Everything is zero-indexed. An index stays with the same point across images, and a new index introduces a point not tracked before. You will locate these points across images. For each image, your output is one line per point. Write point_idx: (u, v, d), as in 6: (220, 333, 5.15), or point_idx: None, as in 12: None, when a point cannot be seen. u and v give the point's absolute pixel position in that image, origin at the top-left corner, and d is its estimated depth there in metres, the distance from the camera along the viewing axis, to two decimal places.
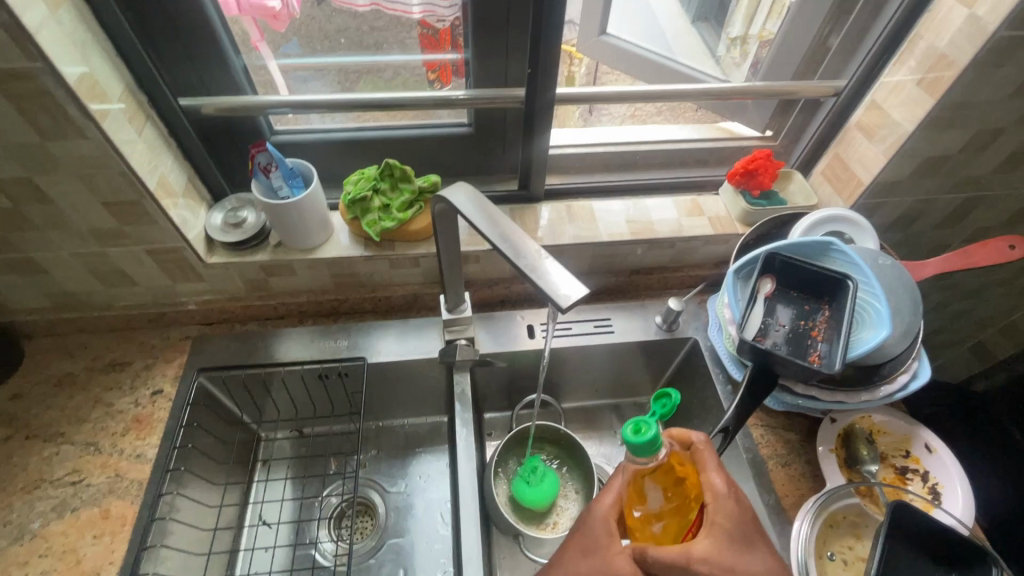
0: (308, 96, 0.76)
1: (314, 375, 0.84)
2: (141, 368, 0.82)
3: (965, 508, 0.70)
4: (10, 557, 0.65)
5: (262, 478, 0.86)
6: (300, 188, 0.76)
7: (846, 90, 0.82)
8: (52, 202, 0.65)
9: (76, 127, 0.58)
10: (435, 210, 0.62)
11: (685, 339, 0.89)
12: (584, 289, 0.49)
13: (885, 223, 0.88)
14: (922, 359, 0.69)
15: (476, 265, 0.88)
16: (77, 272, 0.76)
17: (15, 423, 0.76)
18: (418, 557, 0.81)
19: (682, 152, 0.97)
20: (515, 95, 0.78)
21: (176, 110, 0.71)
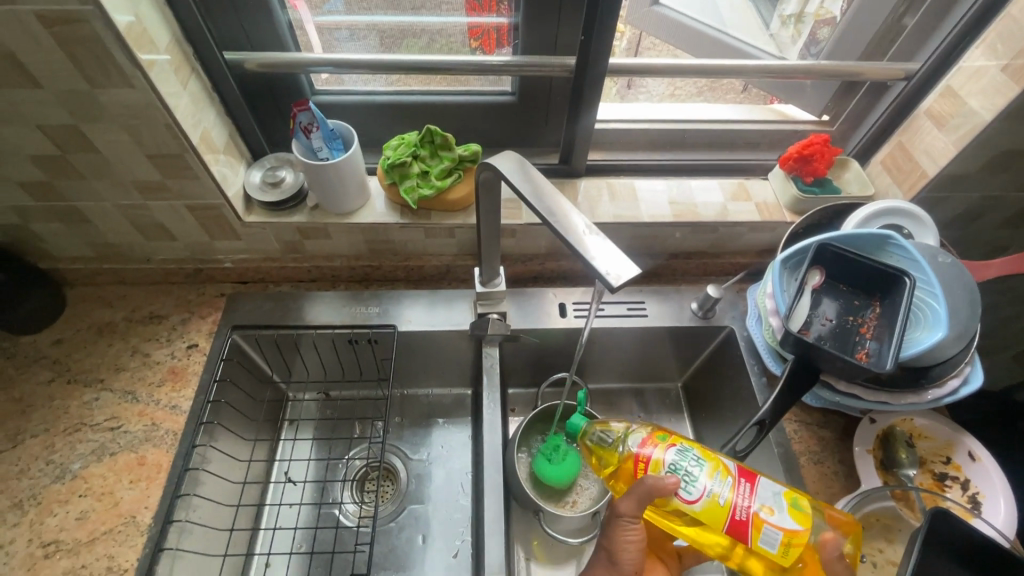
0: (350, 56, 0.74)
1: (344, 340, 0.84)
2: (177, 322, 0.83)
3: (1007, 519, 0.67)
4: (52, 494, 0.68)
5: (290, 437, 0.87)
6: (340, 150, 0.75)
7: (917, 75, 0.78)
8: (97, 152, 0.65)
9: (124, 76, 0.57)
10: (480, 179, 0.60)
11: (720, 328, 0.87)
12: (635, 270, 0.47)
13: (945, 219, 0.83)
14: (976, 364, 0.66)
15: (511, 239, 0.86)
16: (119, 223, 0.77)
17: (58, 367, 0.78)
18: (438, 523, 0.82)
19: (732, 133, 0.93)
20: (564, 64, 0.75)
21: (220, 63, 0.70)
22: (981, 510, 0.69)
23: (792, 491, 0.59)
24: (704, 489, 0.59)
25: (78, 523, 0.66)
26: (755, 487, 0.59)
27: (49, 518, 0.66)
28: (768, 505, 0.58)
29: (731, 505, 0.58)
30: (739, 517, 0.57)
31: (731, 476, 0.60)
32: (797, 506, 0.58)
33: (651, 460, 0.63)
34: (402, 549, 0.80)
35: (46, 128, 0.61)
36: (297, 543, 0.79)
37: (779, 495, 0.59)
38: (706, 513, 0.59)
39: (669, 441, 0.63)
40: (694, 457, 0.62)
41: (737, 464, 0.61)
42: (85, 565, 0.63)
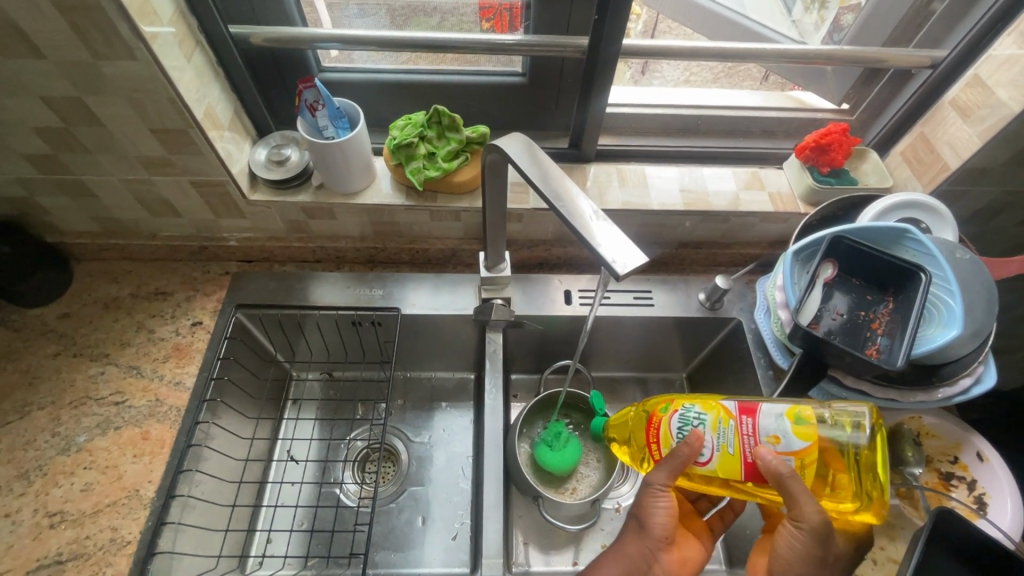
0: (359, 32, 0.73)
1: (347, 322, 0.84)
2: (181, 299, 0.83)
3: (1013, 521, 0.66)
4: (58, 466, 0.69)
5: (293, 417, 0.88)
6: (345, 129, 0.74)
7: (944, 63, 0.75)
8: (102, 125, 0.64)
9: (127, 48, 0.56)
10: (486, 161, 0.59)
11: (728, 319, 0.85)
12: (642, 257, 0.45)
13: (964, 214, 0.81)
14: (989, 363, 0.64)
15: (517, 224, 0.85)
16: (124, 198, 0.76)
17: (64, 341, 0.79)
18: (439, 506, 0.83)
19: (748, 120, 0.91)
20: (577, 44, 0.72)
21: (226, 38, 0.69)
22: (987, 511, 0.68)
23: (794, 406, 0.56)
24: (713, 446, 0.57)
25: (83, 495, 0.67)
26: (756, 419, 0.56)
27: (54, 489, 0.67)
28: (774, 434, 0.56)
29: (740, 449, 0.56)
30: (750, 458, 0.56)
31: (733, 418, 0.57)
32: (802, 421, 0.56)
33: (660, 434, 0.61)
34: (401, 529, 0.81)
35: (48, 99, 0.61)
36: (298, 521, 0.80)
37: (781, 418, 0.56)
38: (722, 467, 0.57)
39: (670, 410, 0.61)
40: (695, 413, 0.59)
41: (735, 401, 0.58)
42: (89, 536, 0.64)
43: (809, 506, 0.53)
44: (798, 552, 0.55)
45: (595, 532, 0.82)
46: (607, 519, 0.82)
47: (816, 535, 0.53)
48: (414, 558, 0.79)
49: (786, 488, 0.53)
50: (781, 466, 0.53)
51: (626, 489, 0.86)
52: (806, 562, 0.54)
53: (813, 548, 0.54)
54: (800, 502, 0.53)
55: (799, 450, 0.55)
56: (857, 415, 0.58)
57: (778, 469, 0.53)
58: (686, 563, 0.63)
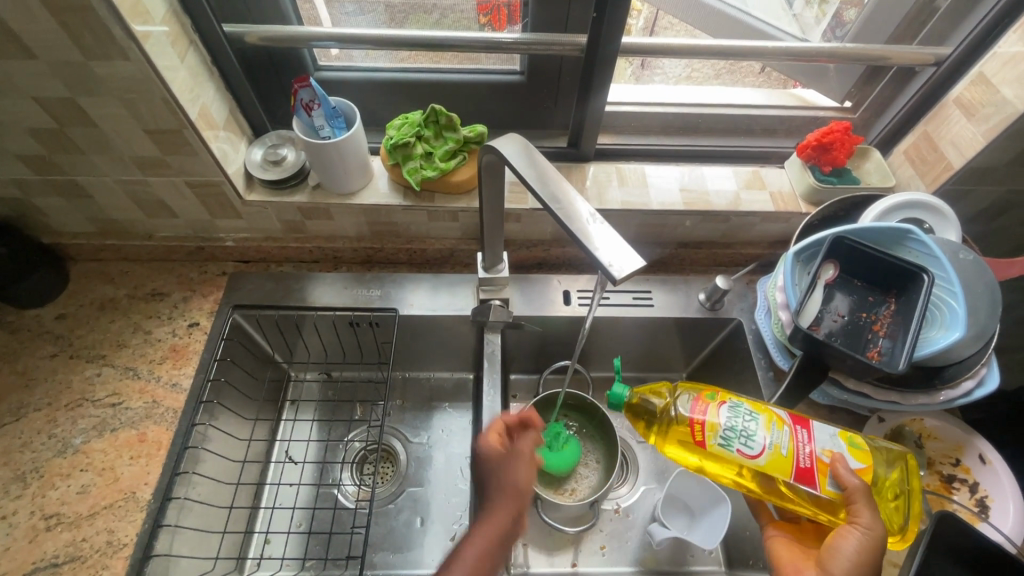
0: (355, 31, 0.72)
1: (345, 323, 0.83)
2: (178, 300, 0.83)
3: (1015, 524, 0.66)
4: (54, 467, 0.69)
5: (291, 418, 0.88)
6: (342, 129, 0.73)
7: (948, 60, 0.74)
8: (95, 125, 0.64)
9: (119, 48, 0.55)
10: (483, 162, 0.59)
11: (728, 320, 0.85)
12: (640, 261, 0.45)
13: (968, 214, 0.80)
14: (992, 364, 0.63)
15: (515, 224, 0.84)
16: (120, 199, 0.76)
17: (61, 342, 0.78)
18: (437, 507, 0.82)
19: (749, 119, 0.90)
20: (575, 42, 0.72)
21: (220, 37, 0.68)
22: (988, 514, 0.68)
23: (848, 431, 0.62)
24: (765, 442, 0.60)
25: (79, 497, 0.67)
26: (812, 433, 0.61)
27: (51, 491, 0.67)
28: (829, 448, 0.60)
29: (794, 453, 0.59)
30: (804, 464, 0.59)
31: (787, 425, 0.61)
32: (855, 446, 0.61)
33: (708, 419, 0.62)
34: (400, 531, 0.80)
35: (41, 100, 0.60)
36: (297, 522, 0.79)
37: (837, 438, 0.61)
38: (771, 464, 0.59)
39: (719, 400, 0.64)
40: (747, 411, 0.62)
41: (788, 412, 0.63)
42: (85, 539, 0.64)
43: (875, 515, 0.55)
44: (857, 555, 0.54)
45: (595, 533, 0.81)
46: (607, 521, 0.82)
47: (879, 542, 0.54)
48: (412, 560, 0.78)
49: (861, 496, 0.56)
50: (853, 477, 0.57)
51: (625, 490, 0.85)
52: (864, 567, 0.54)
53: (871, 554, 0.54)
54: (870, 512, 0.55)
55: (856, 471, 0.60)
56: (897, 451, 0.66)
57: (857, 482, 0.57)
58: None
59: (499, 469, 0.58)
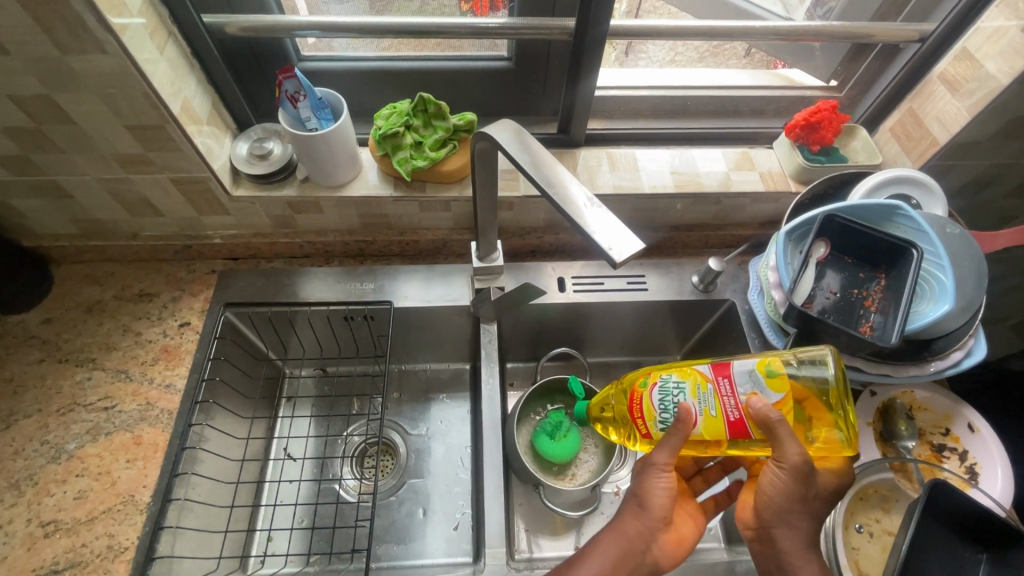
0: (338, 19, 0.70)
1: (339, 317, 0.83)
2: (168, 300, 0.82)
3: (1003, 489, 0.67)
4: (49, 474, 0.67)
5: (288, 414, 0.87)
6: (329, 121, 0.71)
7: (932, 36, 0.74)
8: (73, 122, 0.62)
9: (96, 41, 0.53)
10: (476, 149, 0.58)
11: (721, 301, 0.85)
12: (638, 244, 0.44)
13: (953, 188, 0.81)
14: (979, 335, 0.64)
15: (508, 212, 0.83)
16: (101, 198, 0.74)
17: (48, 347, 0.77)
18: (438, 497, 0.82)
19: (737, 100, 0.90)
20: (563, 26, 0.71)
21: (199, 29, 0.66)
22: (978, 480, 0.70)
23: (765, 358, 0.56)
24: (696, 410, 0.56)
25: (76, 503, 0.66)
26: (735, 380, 0.56)
27: (46, 498, 0.66)
28: (750, 391, 0.55)
29: (723, 411, 0.55)
30: (734, 417, 0.55)
31: (710, 381, 0.57)
32: (774, 373, 0.55)
33: (643, 407, 0.60)
34: (403, 522, 0.81)
35: (16, 98, 0.58)
36: (298, 518, 0.79)
37: (754, 373, 0.55)
38: (708, 430, 0.56)
39: (649, 382, 0.60)
40: (674, 382, 0.58)
41: (709, 364, 0.58)
42: (86, 544, 0.63)
43: (793, 449, 0.51)
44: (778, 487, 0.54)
45: (596, 516, 0.82)
46: (607, 503, 0.83)
47: (798, 475, 0.52)
48: (415, 550, 0.79)
49: (772, 431, 0.51)
50: (771, 411, 0.52)
51: (624, 473, 0.86)
52: (789, 499, 0.53)
53: (794, 488, 0.52)
54: (782, 444, 0.51)
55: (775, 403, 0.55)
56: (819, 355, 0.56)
57: (768, 415, 0.51)
58: (682, 542, 0.62)
59: (638, 478, 0.60)
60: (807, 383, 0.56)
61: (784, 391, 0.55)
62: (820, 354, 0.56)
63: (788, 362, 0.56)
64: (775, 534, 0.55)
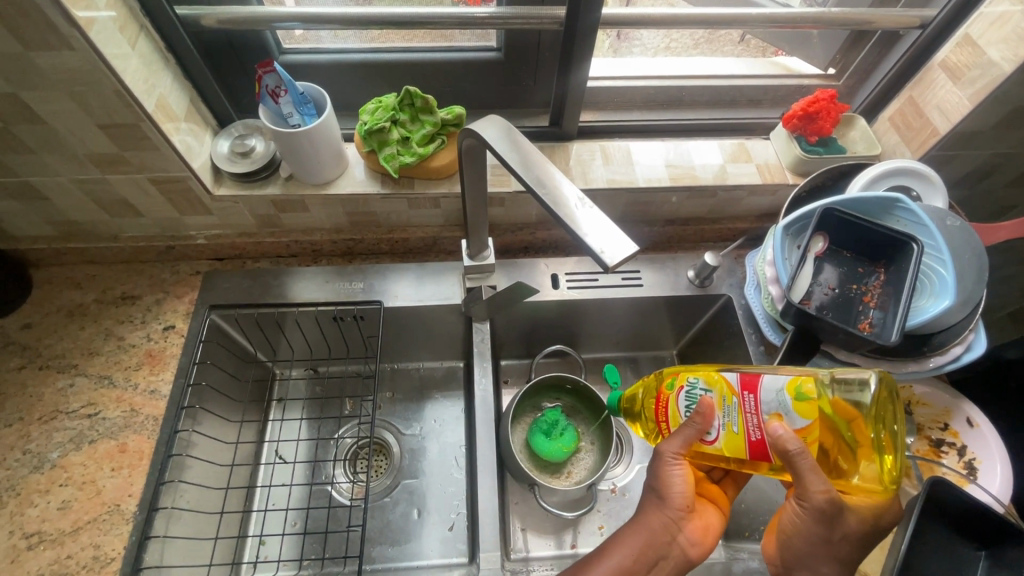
0: (318, 9, 0.67)
1: (328, 317, 0.81)
2: (151, 303, 0.80)
3: (1002, 485, 0.67)
4: (32, 484, 0.66)
5: (278, 418, 0.85)
6: (312, 116, 0.69)
7: (934, 22, 0.72)
8: (43, 122, 0.59)
9: (60, 37, 0.51)
10: (463, 146, 0.56)
11: (717, 296, 0.84)
12: (632, 247, 0.42)
13: (953, 178, 0.80)
14: (980, 330, 0.63)
15: (499, 208, 0.81)
16: (78, 199, 0.71)
17: (28, 353, 0.75)
18: (432, 499, 0.81)
19: (733, 89, 0.88)
20: (554, 15, 0.68)
21: (172, 21, 0.64)
22: (976, 476, 0.69)
23: (796, 377, 0.51)
24: (718, 425, 0.55)
25: (60, 513, 0.64)
26: (760, 397, 0.53)
27: (29, 509, 0.64)
28: (776, 414, 0.52)
29: (745, 429, 0.53)
30: (756, 437, 0.53)
31: (736, 395, 0.55)
32: (804, 395, 0.51)
33: (668, 411, 0.61)
34: (398, 523, 0.79)
35: None
36: (290, 522, 0.78)
37: (781, 393, 0.52)
38: (728, 446, 0.55)
39: (677, 386, 0.61)
40: (700, 388, 0.58)
41: (737, 375, 0.55)
42: (70, 555, 0.62)
43: (817, 488, 0.49)
44: (800, 527, 0.52)
45: (592, 515, 0.81)
46: (604, 501, 0.82)
47: (820, 514, 0.49)
48: (411, 551, 0.78)
49: (792, 463, 0.49)
50: (789, 441, 0.49)
51: (621, 471, 0.85)
52: (813, 537, 0.51)
53: (818, 528, 0.50)
54: (806, 480, 0.49)
55: (801, 429, 0.51)
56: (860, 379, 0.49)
57: (787, 445, 0.49)
58: (708, 532, 0.59)
59: (653, 472, 0.59)
60: (842, 406, 0.50)
61: (813, 417, 0.51)
62: (860, 376, 0.50)
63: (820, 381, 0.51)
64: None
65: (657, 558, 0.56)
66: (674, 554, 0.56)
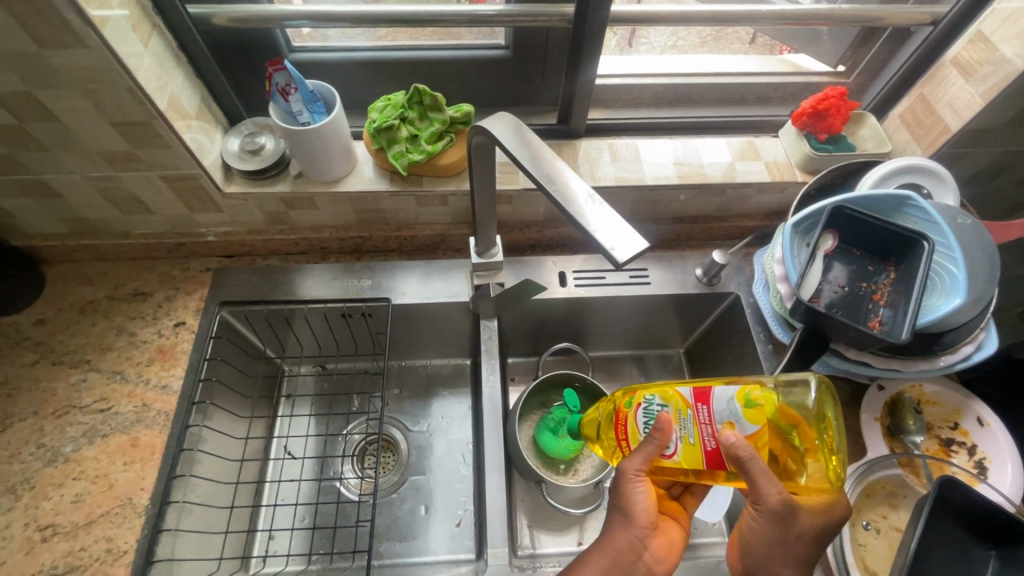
0: (328, 7, 0.68)
1: (337, 314, 0.81)
2: (162, 299, 0.80)
3: (1013, 484, 0.67)
4: (46, 478, 0.67)
5: (287, 413, 0.86)
6: (321, 114, 0.69)
7: (946, 19, 0.71)
8: (56, 119, 0.60)
9: (76, 36, 0.51)
10: (473, 143, 0.56)
11: (725, 294, 0.84)
12: (642, 244, 0.42)
13: (963, 176, 0.79)
14: (990, 329, 0.63)
15: (507, 206, 0.82)
16: (90, 197, 0.72)
17: (41, 348, 0.75)
18: (439, 495, 0.82)
19: (742, 87, 0.87)
20: (562, 13, 0.68)
21: (185, 20, 0.64)
22: (987, 475, 0.69)
23: (745, 386, 0.52)
24: (676, 438, 0.55)
25: (74, 506, 0.65)
26: (713, 408, 0.53)
27: (44, 502, 0.65)
28: (728, 422, 0.52)
29: (701, 439, 0.53)
30: (711, 447, 0.52)
31: (691, 408, 0.54)
32: (753, 402, 0.51)
33: (628, 429, 0.60)
34: (405, 519, 0.80)
35: None
36: (299, 517, 0.78)
37: (733, 401, 0.52)
38: (686, 459, 0.54)
39: (634, 404, 0.60)
40: (657, 404, 0.57)
41: (691, 387, 0.55)
42: (84, 548, 0.63)
43: (769, 492, 0.48)
44: (757, 530, 0.52)
45: (599, 512, 0.81)
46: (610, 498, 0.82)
47: (774, 517, 0.49)
48: (418, 547, 0.78)
49: (745, 470, 0.48)
50: (742, 448, 0.49)
51: None
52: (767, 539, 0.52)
53: (772, 530, 0.51)
54: (759, 484, 0.48)
55: (752, 435, 0.51)
56: (802, 382, 0.52)
57: (739, 452, 0.48)
58: (672, 548, 0.59)
59: (616, 491, 0.58)
60: (786, 410, 0.52)
61: (762, 422, 0.51)
62: (801, 378, 0.52)
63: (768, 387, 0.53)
64: None
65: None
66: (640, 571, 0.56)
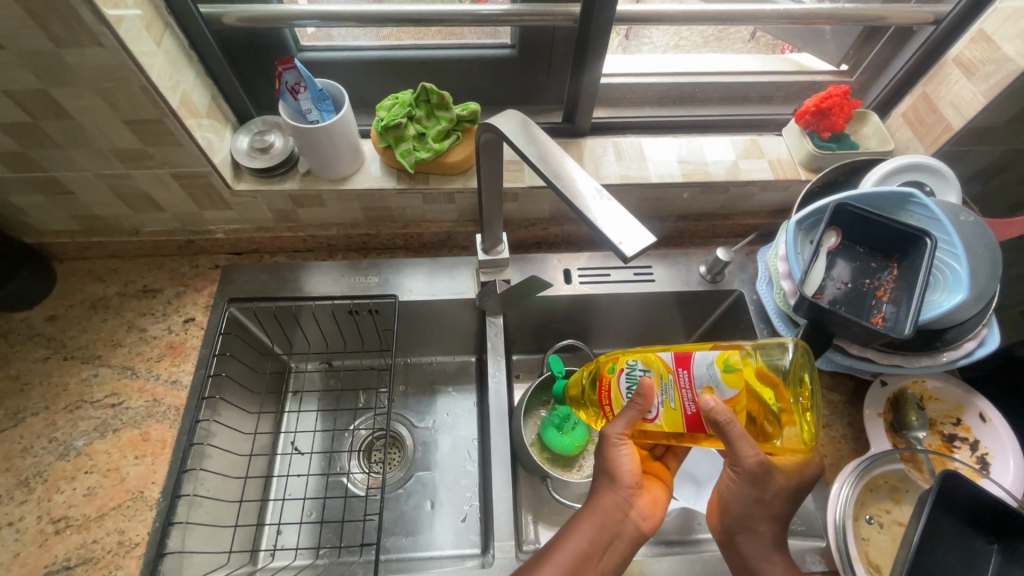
0: (336, 7, 0.68)
1: (344, 311, 0.82)
2: (172, 296, 0.81)
3: (1015, 479, 0.68)
4: (58, 471, 0.68)
5: (294, 409, 0.87)
6: (330, 112, 0.70)
7: (948, 18, 0.72)
8: (70, 117, 0.61)
9: (92, 35, 0.52)
10: (481, 141, 0.57)
11: (729, 291, 0.84)
12: (649, 237, 0.43)
13: (965, 174, 0.80)
14: (993, 325, 0.63)
15: (513, 203, 0.82)
16: (102, 194, 0.73)
17: (53, 344, 0.76)
18: (444, 490, 0.82)
19: (745, 86, 0.88)
20: (567, 13, 0.69)
21: (196, 20, 0.65)
22: (990, 470, 0.70)
23: (724, 351, 0.53)
24: (657, 403, 0.56)
25: (86, 499, 0.66)
26: (694, 373, 0.54)
27: (56, 495, 0.66)
28: (708, 387, 0.53)
29: (681, 404, 0.54)
30: (691, 411, 0.54)
31: (671, 373, 0.55)
32: (732, 367, 0.53)
33: (611, 394, 0.61)
34: (411, 514, 0.81)
35: (11, 93, 0.57)
36: (307, 512, 0.79)
37: (712, 366, 0.53)
38: (667, 422, 0.55)
39: (617, 369, 0.60)
40: (639, 369, 0.58)
41: (672, 353, 0.56)
42: (96, 540, 0.64)
43: (745, 453, 0.50)
44: (735, 491, 0.54)
45: None
46: None
47: (751, 477, 0.52)
48: (424, 541, 0.79)
49: (724, 434, 0.50)
50: (721, 412, 0.50)
51: None
52: (744, 497, 0.54)
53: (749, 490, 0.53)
54: (737, 448, 0.50)
55: (730, 399, 0.53)
56: (779, 347, 0.54)
57: (719, 416, 0.49)
58: (658, 505, 0.59)
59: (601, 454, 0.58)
60: (764, 373, 0.54)
61: (740, 387, 0.52)
62: (778, 342, 0.55)
63: (745, 352, 0.55)
64: (739, 540, 0.57)
65: (611, 536, 0.55)
66: (628, 530, 0.56)
